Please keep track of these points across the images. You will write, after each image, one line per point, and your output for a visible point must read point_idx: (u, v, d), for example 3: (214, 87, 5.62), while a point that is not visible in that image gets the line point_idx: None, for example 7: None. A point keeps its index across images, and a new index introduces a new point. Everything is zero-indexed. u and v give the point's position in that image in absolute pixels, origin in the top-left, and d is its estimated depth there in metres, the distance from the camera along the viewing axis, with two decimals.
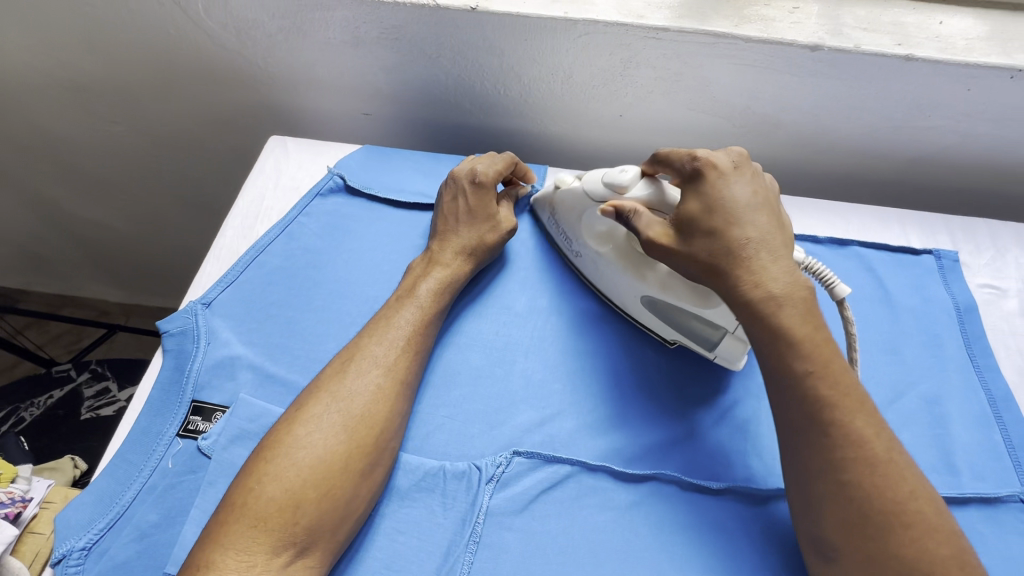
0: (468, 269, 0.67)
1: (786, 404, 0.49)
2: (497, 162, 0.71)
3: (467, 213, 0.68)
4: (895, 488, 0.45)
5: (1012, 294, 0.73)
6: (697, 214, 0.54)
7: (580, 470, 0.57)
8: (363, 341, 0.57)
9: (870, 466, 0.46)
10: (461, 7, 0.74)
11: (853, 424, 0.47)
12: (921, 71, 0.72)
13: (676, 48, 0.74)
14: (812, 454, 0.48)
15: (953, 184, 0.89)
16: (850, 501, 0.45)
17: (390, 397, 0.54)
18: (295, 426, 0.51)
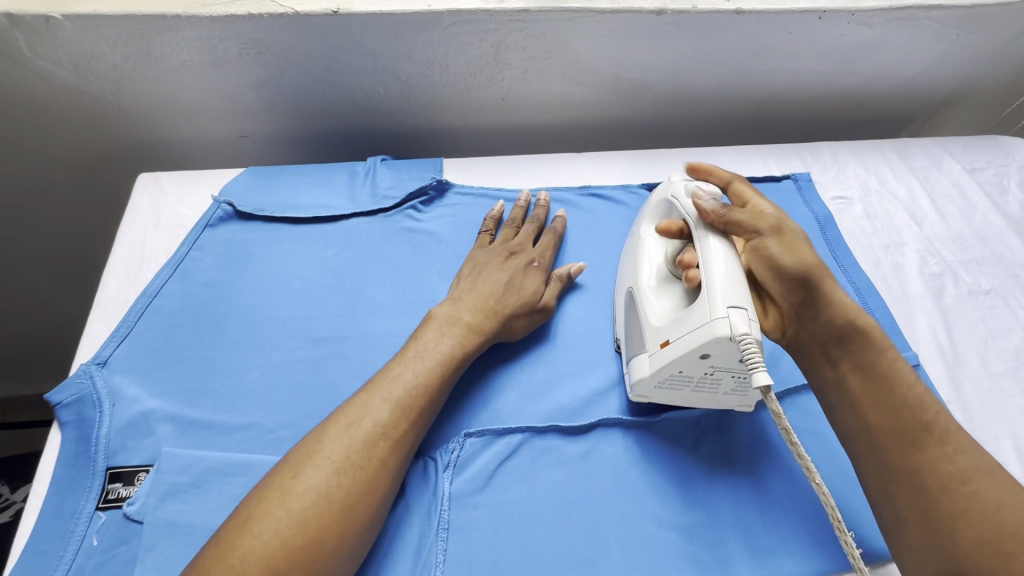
0: (479, 321, 0.63)
1: (865, 417, 0.51)
2: (550, 248, 0.72)
3: (504, 278, 0.67)
4: (1008, 503, 0.43)
5: (857, 201, 0.86)
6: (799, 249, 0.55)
7: (531, 436, 0.60)
8: (367, 401, 0.54)
9: (993, 480, 0.45)
10: (321, 12, 0.72)
11: (945, 436, 0.47)
12: (751, 21, 0.82)
13: (540, 27, 0.78)
14: (916, 476, 0.47)
15: (795, 117, 1.02)
16: (986, 519, 0.43)
17: (391, 470, 0.52)
18: (287, 498, 0.46)
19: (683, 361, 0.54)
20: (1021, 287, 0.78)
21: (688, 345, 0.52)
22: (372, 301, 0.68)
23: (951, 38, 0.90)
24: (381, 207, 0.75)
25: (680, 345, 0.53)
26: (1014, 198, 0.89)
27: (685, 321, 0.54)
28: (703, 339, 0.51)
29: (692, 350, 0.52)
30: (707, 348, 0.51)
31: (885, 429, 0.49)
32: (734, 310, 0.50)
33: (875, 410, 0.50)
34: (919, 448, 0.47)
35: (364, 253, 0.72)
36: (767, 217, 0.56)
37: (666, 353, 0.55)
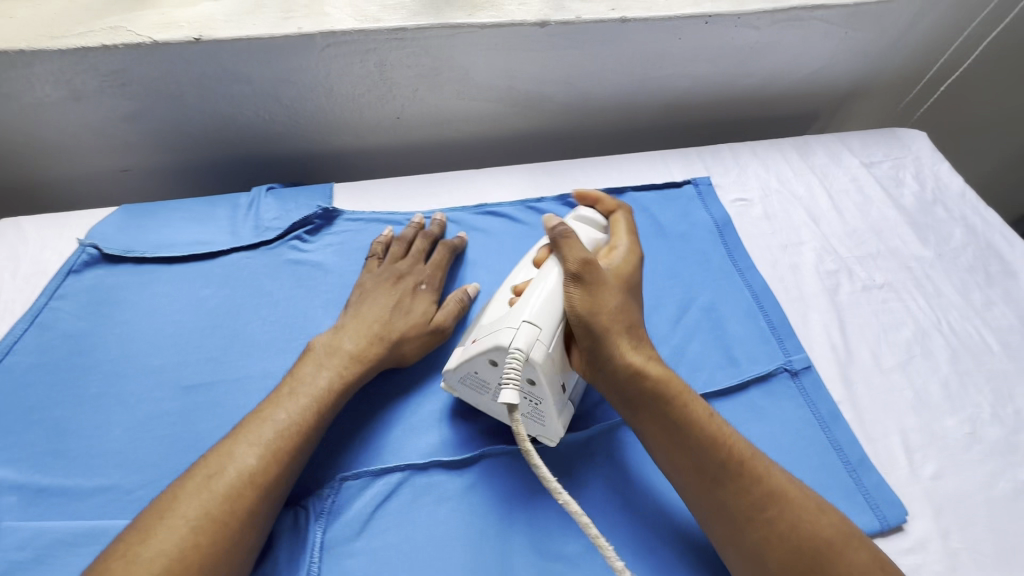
0: (364, 349, 0.61)
1: (675, 460, 0.54)
2: (441, 269, 0.71)
3: (389, 303, 0.65)
4: (805, 521, 0.49)
5: (756, 202, 0.87)
6: (606, 295, 0.57)
7: (412, 473, 0.58)
8: (232, 448, 0.51)
9: (784, 503, 0.50)
10: (183, 40, 0.69)
11: (749, 465, 0.52)
12: (638, 29, 0.81)
13: (422, 45, 0.76)
14: (725, 510, 0.51)
15: (702, 120, 1.02)
16: (783, 542, 0.48)
17: (259, 519, 0.49)
18: (133, 565, 0.43)
19: (473, 362, 0.56)
20: (913, 279, 0.80)
21: (480, 346, 0.55)
22: (249, 341, 0.65)
23: (841, 36, 0.91)
24: (263, 239, 0.72)
25: (475, 345, 0.56)
26: (910, 189, 0.91)
27: (493, 322, 0.57)
28: (489, 344, 0.54)
29: (481, 353, 0.55)
30: (490, 353, 0.54)
31: (690, 470, 0.53)
32: (524, 326, 0.54)
33: (677, 454, 0.54)
34: (719, 486, 0.51)
35: (244, 290, 0.68)
36: (577, 259, 0.58)
37: (469, 348, 0.57)
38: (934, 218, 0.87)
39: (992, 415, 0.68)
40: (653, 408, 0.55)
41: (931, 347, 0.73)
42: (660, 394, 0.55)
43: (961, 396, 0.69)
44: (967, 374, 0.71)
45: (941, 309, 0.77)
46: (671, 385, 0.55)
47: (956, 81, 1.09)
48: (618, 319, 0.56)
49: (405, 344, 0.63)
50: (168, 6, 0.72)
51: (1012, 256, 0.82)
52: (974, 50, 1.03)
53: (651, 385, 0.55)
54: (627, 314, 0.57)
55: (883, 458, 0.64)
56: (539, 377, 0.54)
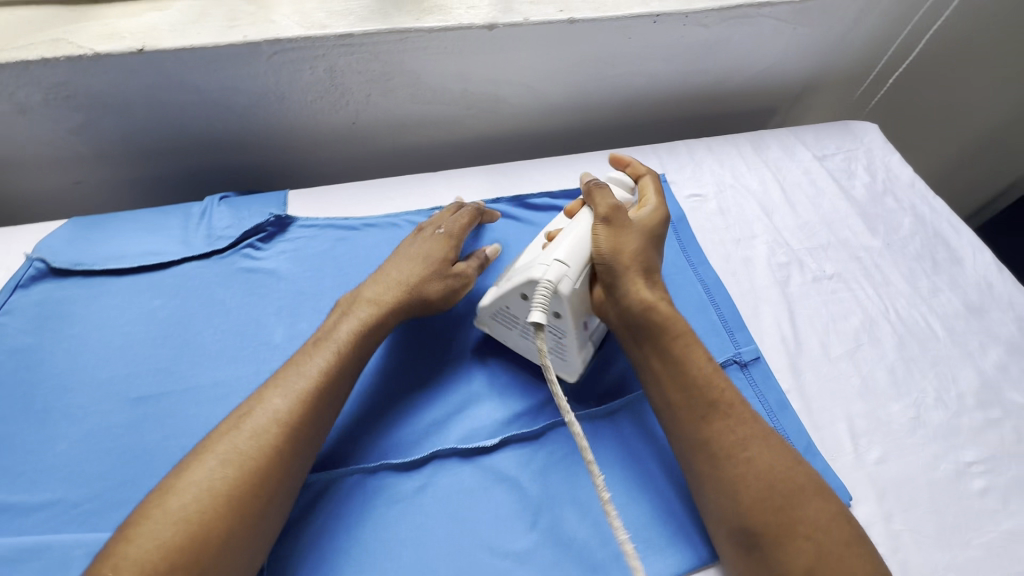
0: (383, 296, 0.64)
1: (668, 397, 0.56)
2: (465, 218, 0.72)
3: (411, 254, 0.68)
4: (779, 462, 0.51)
5: (711, 197, 0.88)
6: (628, 240, 0.60)
7: (362, 477, 0.58)
8: (264, 392, 0.54)
9: (763, 445, 0.52)
10: (125, 51, 0.69)
11: (734, 406, 0.54)
12: (586, 30, 0.82)
13: (371, 50, 0.76)
14: (708, 446, 0.52)
15: (660, 117, 1.04)
16: (758, 480, 0.49)
17: (289, 456, 0.51)
18: (169, 499, 0.46)
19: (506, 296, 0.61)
20: (862, 269, 0.81)
21: (514, 281, 0.60)
22: (200, 350, 0.65)
23: (790, 32, 0.93)
24: (215, 248, 0.72)
25: (509, 283, 0.60)
26: (861, 180, 0.93)
27: (529, 261, 0.61)
28: (522, 278, 0.58)
29: (514, 287, 0.59)
30: (522, 288, 0.59)
31: (681, 403, 0.55)
32: (556, 264, 0.57)
33: (673, 390, 0.56)
34: (706, 422, 0.53)
35: (196, 300, 0.68)
36: (608, 204, 0.62)
37: (503, 282, 0.62)
38: (884, 208, 0.89)
39: (937, 399, 0.69)
40: (658, 344, 0.57)
41: (878, 335, 0.75)
42: (666, 332, 0.57)
43: (907, 382, 0.70)
44: (912, 360, 0.72)
45: (889, 297, 0.79)
46: (680, 326, 0.57)
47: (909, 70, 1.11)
48: (636, 259, 0.59)
49: (427, 288, 0.66)
50: (111, 18, 0.72)
51: (958, 244, 0.85)
52: (921, 41, 1.05)
53: (658, 322, 0.57)
54: (647, 260, 0.60)
55: (829, 445, 0.65)
56: (564, 309, 0.58)
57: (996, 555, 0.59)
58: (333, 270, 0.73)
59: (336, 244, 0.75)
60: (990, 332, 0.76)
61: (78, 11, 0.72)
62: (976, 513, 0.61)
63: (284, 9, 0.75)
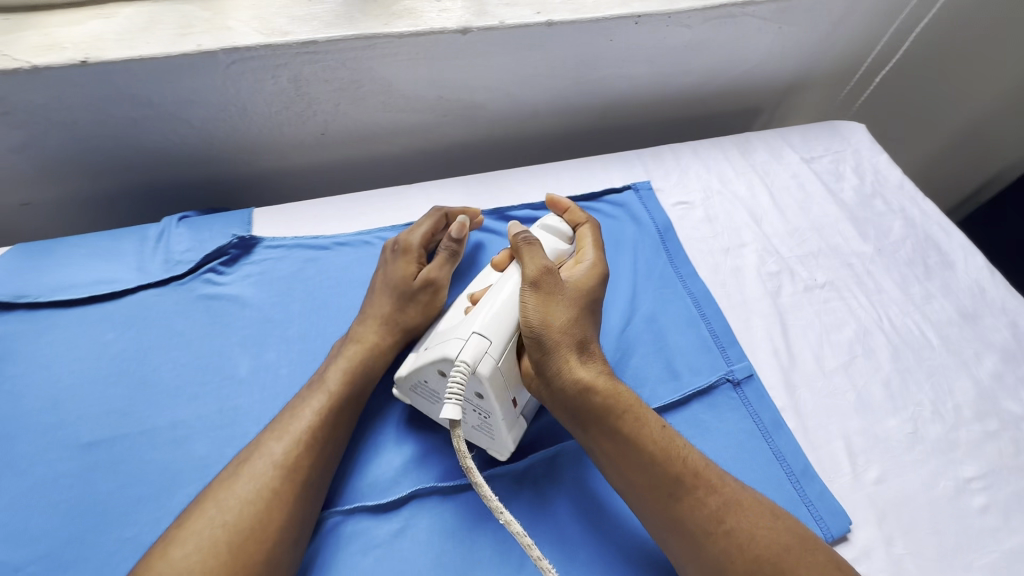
0: (365, 332, 0.61)
1: (629, 476, 0.51)
2: (421, 220, 0.68)
3: (378, 286, 0.64)
4: (762, 527, 0.47)
5: (698, 204, 0.85)
6: (561, 306, 0.55)
7: (337, 519, 0.54)
8: (266, 435, 0.52)
9: (740, 509, 0.48)
10: (67, 63, 0.63)
11: (698, 475, 0.50)
12: (566, 32, 0.78)
13: (337, 58, 0.72)
14: (682, 525, 0.48)
15: (643, 121, 1.01)
16: (743, 552, 0.46)
17: (293, 501, 0.48)
18: (170, 550, 0.43)
19: (425, 371, 0.55)
20: (854, 276, 0.79)
21: (430, 355, 0.54)
22: (157, 388, 0.60)
23: (775, 31, 0.90)
24: (173, 274, 0.67)
25: (426, 353, 0.55)
26: (849, 183, 0.90)
27: (446, 332, 0.55)
28: (439, 353, 0.53)
29: (430, 362, 0.53)
30: (439, 365, 0.53)
31: (642, 482, 0.50)
32: (474, 338, 0.52)
33: (632, 468, 0.50)
34: (674, 500, 0.49)
35: (153, 331, 0.64)
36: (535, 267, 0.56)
37: (421, 354, 0.56)
38: (874, 212, 0.87)
39: (933, 412, 0.67)
40: (605, 423, 0.52)
41: (872, 345, 0.72)
42: (609, 407, 0.52)
43: (903, 395, 0.68)
44: (907, 372, 0.70)
45: (881, 305, 0.77)
46: (624, 401, 0.52)
47: (901, 60, 1.08)
48: (568, 332, 0.54)
49: (404, 313, 0.62)
50: (51, 27, 0.66)
51: (949, 247, 0.83)
52: (912, 31, 1.02)
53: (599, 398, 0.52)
54: (582, 328, 0.55)
55: (826, 465, 0.63)
56: (483, 389, 0.52)
57: None
58: (302, 294, 0.69)
59: (305, 266, 0.71)
60: (985, 339, 0.74)
61: (14, 20, 0.67)
62: (977, 532, 0.59)
63: (242, 15, 0.70)
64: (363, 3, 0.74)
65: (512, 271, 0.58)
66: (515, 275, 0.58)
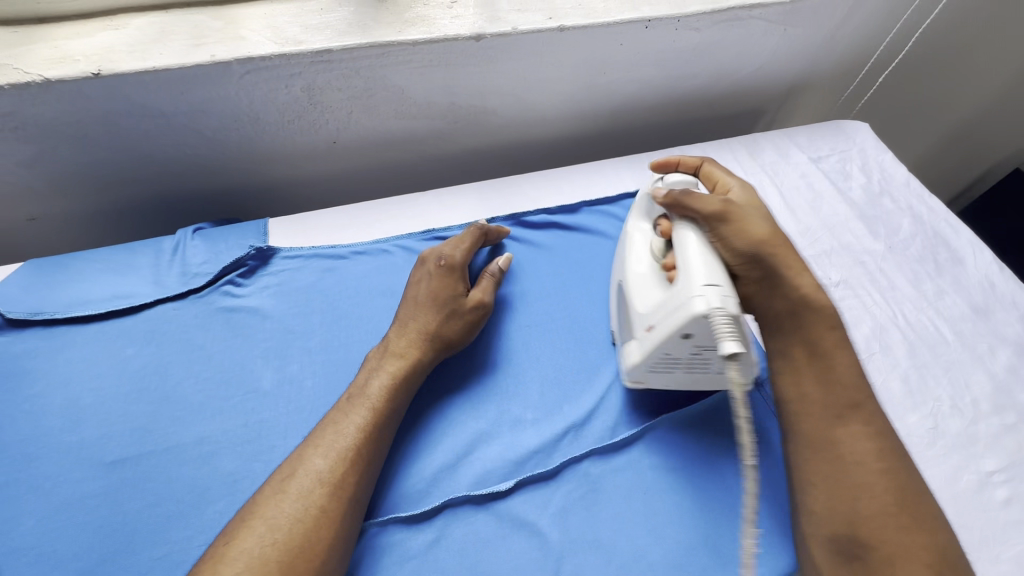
0: (416, 353, 0.60)
1: (808, 392, 0.54)
2: (465, 239, 0.68)
3: (425, 301, 0.63)
4: (910, 482, 0.49)
5: None
6: (752, 228, 0.58)
7: (371, 532, 0.53)
8: (304, 451, 0.52)
9: (900, 460, 0.50)
10: (79, 76, 0.62)
11: (873, 416, 0.52)
12: (578, 37, 0.77)
13: (351, 66, 0.71)
14: (836, 447, 0.51)
15: (651, 123, 1.01)
16: (887, 492, 0.48)
17: (336, 517, 0.48)
18: (219, 568, 0.43)
19: (665, 344, 0.54)
20: (867, 273, 0.80)
21: (669, 325, 0.52)
22: (181, 403, 0.59)
23: (781, 32, 0.91)
24: (191, 287, 0.66)
25: (662, 331, 0.53)
26: (857, 181, 0.91)
27: (667, 300, 0.54)
28: (681, 319, 0.51)
29: (674, 330, 0.52)
30: (686, 329, 0.51)
31: (818, 399, 0.54)
32: (710, 289, 0.50)
33: (814, 385, 0.54)
34: (842, 421, 0.52)
35: (173, 346, 0.63)
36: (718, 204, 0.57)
37: (653, 336, 0.55)
38: (883, 210, 0.88)
39: (953, 407, 0.68)
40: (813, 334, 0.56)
41: (889, 342, 0.73)
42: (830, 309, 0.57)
43: (922, 390, 0.69)
44: (924, 368, 0.71)
45: (895, 302, 0.77)
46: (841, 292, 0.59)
47: (903, 60, 1.10)
48: (776, 238, 0.59)
49: (448, 331, 0.62)
50: (60, 39, 0.65)
51: (958, 243, 0.84)
52: (914, 32, 1.03)
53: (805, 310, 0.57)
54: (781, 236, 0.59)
55: None
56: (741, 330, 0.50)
57: None
58: (323, 305, 0.68)
59: (323, 276, 0.70)
60: (997, 333, 0.75)
61: (23, 32, 0.65)
62: (1002, 525, 0.60)
63: (254, 23, 0.69)
64: (374, 11, 0.73)
65: (690, 227, 0.57)
66: (697, 230, 0.57)
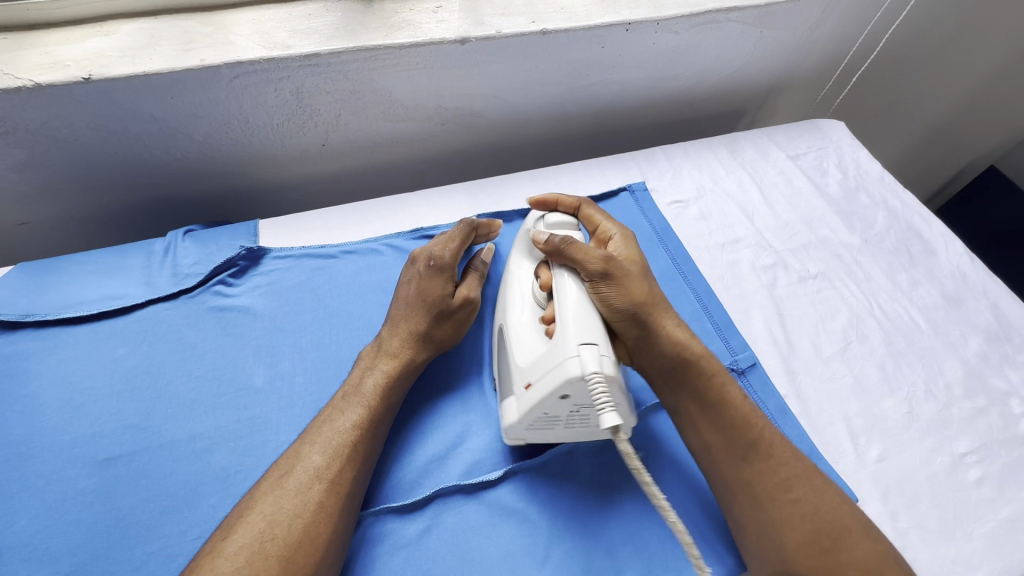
0: (415, 356, 0.62)
1: (705, 442, 0.56)
2: (454, 236, 0.68)
3: (416, 302, 0.64)
4: (828, 501, 0.52)
5: (692, 203, 0.88)
6: (625, 288, 0.57)
7: (366, 520, 0.55)
8: (301, 449, 0.53)
9: (809, 484, 0.53)
10: (69, 81, 0.63)
11: (770, 451, 0.54)
12: (560, 40, 0.80)
13: (338, 70, 0.72)
14: (748, 488, 0.53)
15: (634, 126, 1.04)
16: (804, 522, 0.50)
17: (334, 509, 0.49)
18: (219, 562, 0.45)
19: (540, 404, 0.52)
20: (843, 266, 0.83)
21: (545, 385, 0.50)
22: (173, 401, 0.60)
23: (757, 35, 0.94)
24: (182, 287, 0.67)
25: (537, 390, 0.51)
26: (833, 178, 0.94)
27: (544, 357, 0.52)
28: (557, 380, 0.49)
29: (550, 391, 0.50)
30: (562, 390, 0.49)
31: (720, 448, 0.55)
32: (586, 348, 0.49)
33: (709, 430, 0.56)
34: (746, 462, 0.54)
35: (165, 346, 0.63)
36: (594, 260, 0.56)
37: (529, 395, 0.53)
38: (859, 205, 0.91)
39: (926, 391, 0.71)
40: (691, 385, 0.57)
41: (865, 331, 0.76)
42: (718, 366, 0.58)
43: (897, 376, 0.72)
44: (899, 355, 0.74)
45: (871, 293, 0.80)
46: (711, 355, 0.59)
47: (878, 57, 1.13)
48: (656, 301, 0.58)
49: (437, 333, 0.64)
50: (50, 45, 0.66)
51: (931, 235, 0.87)
52: (886, 32, 1.07)
53: (680, 365, 0.57)
54: (656, 297, 0.59)
55: (831, 446, 0.65)
56: (618, 392, 0.49)
57: (998, 545, 0.60)
58: (313, 303, 0.69)
59: (313, 275, 0.71)
60: (969, 320, 0.78)
61: (13, 38, 0.66)
62: (974, 503, 0.62)
63: (243, 29, 0.70)
64: (361, 16, 0.75)
65: (569, 275, 0.57)
66: (577, 277, 0.57)
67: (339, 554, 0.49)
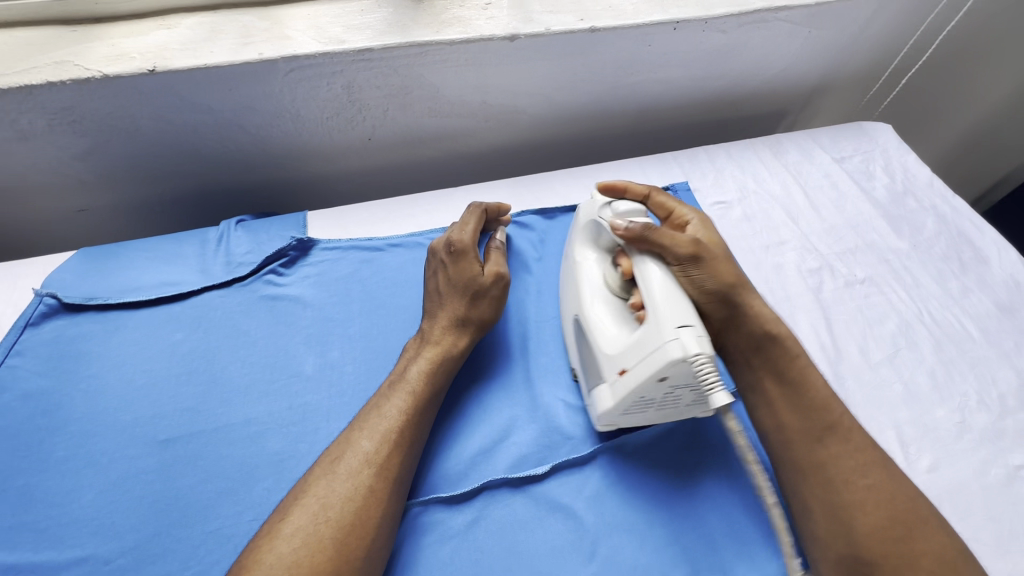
0: (460, 341, 0.63)
1: (781, 421, 0.56)
2: (467, 220, 0.69)
3: (450, 290, 0.65)
4: (905, 490, 0.51)
5: (735, 204, 0.87)
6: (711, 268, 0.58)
7: (414, 510, 0.55)
8: (351, 435, 0.54)
9: (886, 473, 0.52)
10: (135, 72, 0.65)
11: (848, 435, 0.54)
12: (608, 39, 0.79)
13: (388, 65, 0.73)
14: (823, 468, 0.53)
15: (674, 126, 1.03)
16: (878, 507, 0.50)
17: (385, 496, 0.50)
18: (276, 542, 0.46)
19: (641, 388, 0.52)
20: (891, 271, 0.81)
21: (645, 369, 0.51)
22: (227, 386, 0.61)
23: (804, 35, 0.92)
24: (236, 276, 0.69)
25: (637, 374, 0.52)
26: (880, 182, 0.92)
27: (640, 343, 0.52)
28: (659, 363, 0.49)
29: (650, 375, 0.50)
30: (664, 373, 0.50)
31: (796, 428, 0.55)
32: (684, 330, 0.49)
33: (788, 411, 0.56)
34: (822, 443, 0.54)
35: (219, 332, 0.65)
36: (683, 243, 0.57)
37: (625, 380, 0.53)
38: (907, 210, 0.89)
39: (979, 402, 0.69)
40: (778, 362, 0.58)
41: (915, 339, 0.74)
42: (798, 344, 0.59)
43: (948, 385, 0.70)
44: (950, 364, 0.72)
45: (921, 299, 0.78)
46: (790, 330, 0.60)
47: (928, 58, 1.10)
48: (739, 277, 0.60)
49: (477, 311, 0.64)
50: (117, 37, 0.68)
51: (982, 242, 0.85)
52: (938, 33, 1.04)
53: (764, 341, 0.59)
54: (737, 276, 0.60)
55: None
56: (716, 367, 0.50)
57: None
58: (360, 295, 0.70)
59: (360, 267, 0.72)
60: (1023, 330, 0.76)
61: (82, 31, 0.69)
62: None
63: (298, 24, 0.72)
64: (412, 12, 0.75)
65: (654, 262, 0.56)
66: (660, 264, 0.56)
67: (388, 540, 0.50)
